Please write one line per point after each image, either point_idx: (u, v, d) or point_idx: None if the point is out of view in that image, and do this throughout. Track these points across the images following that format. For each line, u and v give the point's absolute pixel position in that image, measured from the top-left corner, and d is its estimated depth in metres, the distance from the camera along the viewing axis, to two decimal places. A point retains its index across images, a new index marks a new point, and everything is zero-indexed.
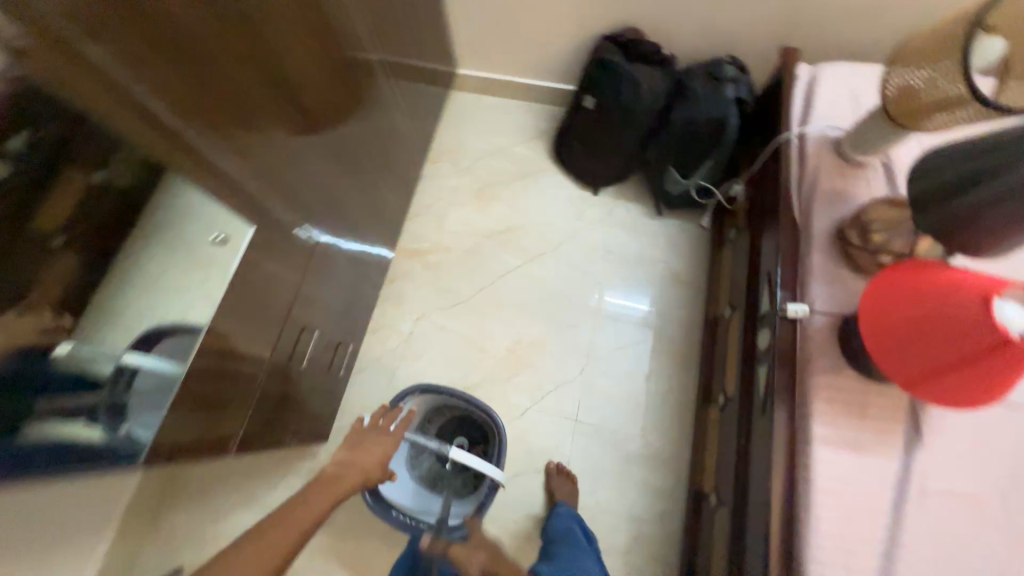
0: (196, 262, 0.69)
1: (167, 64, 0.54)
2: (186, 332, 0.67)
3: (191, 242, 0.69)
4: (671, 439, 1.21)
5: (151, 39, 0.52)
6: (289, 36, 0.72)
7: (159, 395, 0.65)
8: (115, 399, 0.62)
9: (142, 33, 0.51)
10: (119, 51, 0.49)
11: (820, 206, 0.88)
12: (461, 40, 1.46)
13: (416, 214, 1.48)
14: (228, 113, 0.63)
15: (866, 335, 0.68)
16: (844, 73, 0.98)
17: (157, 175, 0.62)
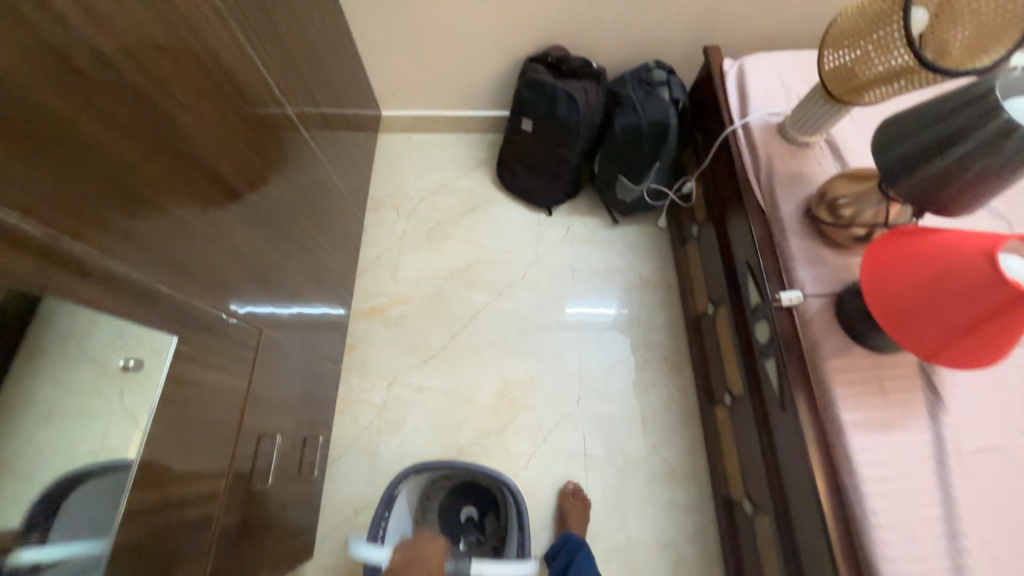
0: (101, 386, 0.52)
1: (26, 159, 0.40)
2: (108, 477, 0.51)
3: (91, 362, 0.51)
4: (685, 449, 1.16)
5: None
6: (192, 101, 0.60)
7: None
8: None
9: None
10: None
11: (783, 192, 0.88)
12: (380, 81, 1.38)
13: (366, 269, 1.35)
14: (122, 204, 0.49)
15: (878, 314, 0.65)
16: (766, 65, 1.03)
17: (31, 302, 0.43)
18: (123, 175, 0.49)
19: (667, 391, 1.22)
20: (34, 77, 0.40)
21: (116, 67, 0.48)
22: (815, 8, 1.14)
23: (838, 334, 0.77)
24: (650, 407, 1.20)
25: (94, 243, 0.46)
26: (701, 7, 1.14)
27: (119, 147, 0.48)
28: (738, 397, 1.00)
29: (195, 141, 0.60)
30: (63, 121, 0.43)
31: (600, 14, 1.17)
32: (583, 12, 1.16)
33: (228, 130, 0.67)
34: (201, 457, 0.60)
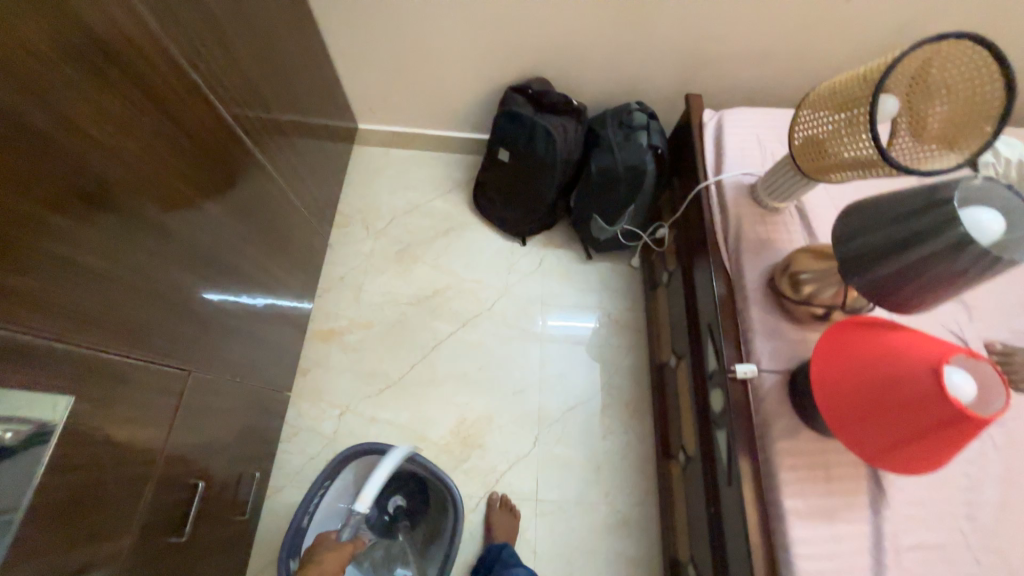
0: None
1: None
2: None
3: None
4: (638, 499, 1.14)
5: None
6: (114, 138, 0.55)
7: None
8: None
9: None
10: None
11: (748, 258, 0.87)
12: (358, 94, 1.34)
13: (328, 289, 1.30)
14: (9, 262, 0.44)
15: (824, 407, 0.64)
16: (746, 120, 1.01)
17: None
18: (10, 230, 0.44)
19: (625, 438, 1.20)
20: None
21: (5, 111, 0.43)
22: (800, 64, 1.13)
23: (790, 414, 0.76)
24: (607, 454, 1.18)
25: None
26: (687, 52, 1.12)
27: (7, 199, 0.44)
28: (691, 457, 0.98)
29: (118, 180, 0.56)
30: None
31: (585, 51, 1.14)
32: (568, 46, 1.13)
33: (161, 165, 0.62)
34: (98, 521, 0.56)
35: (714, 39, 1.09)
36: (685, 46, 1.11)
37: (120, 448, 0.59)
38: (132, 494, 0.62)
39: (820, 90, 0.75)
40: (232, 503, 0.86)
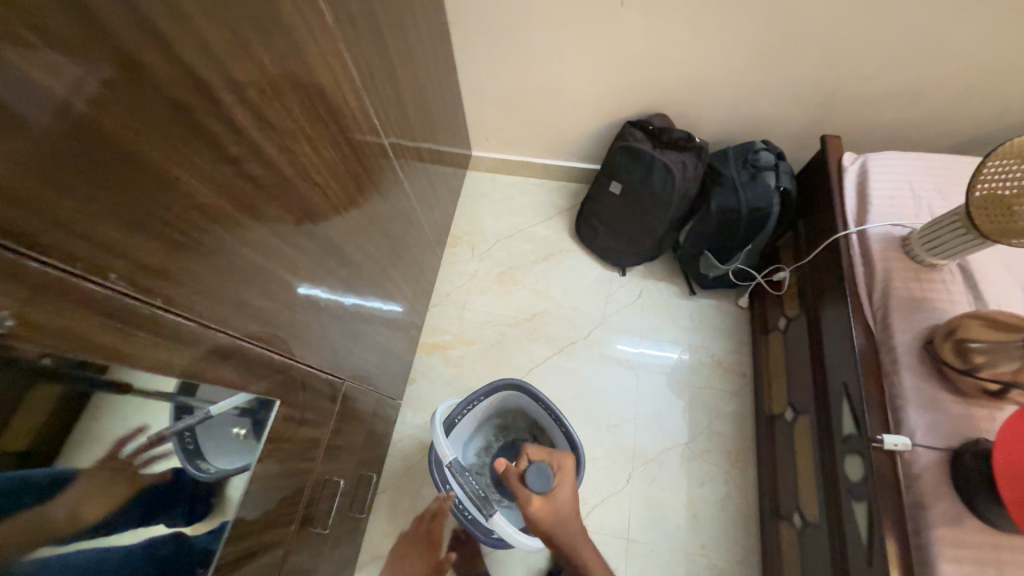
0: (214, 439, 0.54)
1: (210, 271, 0.46)
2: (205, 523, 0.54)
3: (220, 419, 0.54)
4: (738, 555, 1.08)
5: (196, 253, 0.44)
6: (321, 179, 0.64)
7: None
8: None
9: (187, 252, 0.43)
10: (165, 283, 0.41)
11: (899, 317, 0.80)
12: (476, 124, 1.43)
13: (435, 304, 1.39)
14: (252, 290, 0.53)
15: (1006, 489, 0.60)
16: (893, 166, 0.95)
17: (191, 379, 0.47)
18: (259, 261, 0.53)
19: (725, 487, 1.14)
20: (219, 197, 0.45)
21: (267, 162, 0.52)
22: (958, 106, 1.04)
23: (950, 498, 0.68)
24: (705, 503, 1.13)
25: (226, 329, 0.50)
26: (824, 92, 1.07)
27: (258, 235, 0.52)
28: (811, 523, 0.91)
29: (318, 215, 0.65)
30: (222, 222, 0.46)
31: (712, 89, 1.13)
32: (695, 85, 1.13)
33: (341, 199, 0.72)
34: (271, 512, 0.64)
35: (858, 79, 1.03)
36: (823, 86, 1.06)
37: (293, 446, 0.68)
38: (296, 488, 0.70)
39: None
40: (354, 501, 0.95)
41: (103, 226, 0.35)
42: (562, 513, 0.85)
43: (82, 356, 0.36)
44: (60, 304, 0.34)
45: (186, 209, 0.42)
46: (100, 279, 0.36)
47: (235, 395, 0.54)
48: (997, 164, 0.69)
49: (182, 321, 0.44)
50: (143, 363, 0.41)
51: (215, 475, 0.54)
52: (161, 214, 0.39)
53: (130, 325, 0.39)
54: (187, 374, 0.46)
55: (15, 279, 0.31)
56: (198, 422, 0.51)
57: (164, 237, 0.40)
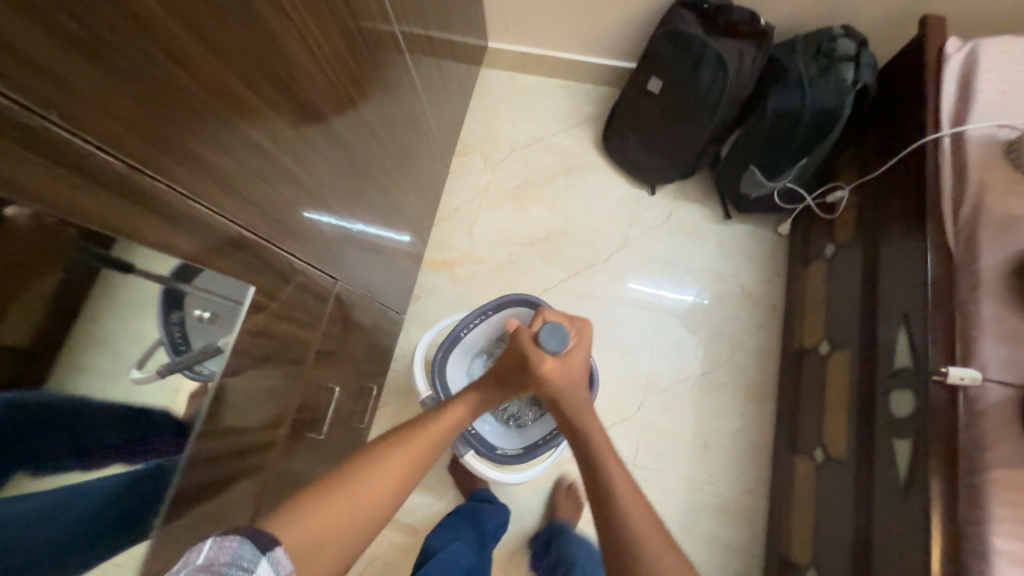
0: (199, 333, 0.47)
1: (138, 95, 0.35)
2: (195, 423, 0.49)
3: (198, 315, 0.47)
4: (745, 487, 1.05)
5: (115, 65, 0.32)
6: (299, 21, 0.50)
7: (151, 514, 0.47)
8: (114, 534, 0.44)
9: (100, 62, 0.31)
10: (65, 96, 0.30)
11: (989, 238, 0.67)
12: (495, 7, 1.21)
13: (442, 218, 1.27)
14: (206, 136, 0.42)
15: None
16: (1009, 54, 0.76)
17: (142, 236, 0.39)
18: (214, 103, 0.41)
19: (740, 421, 1.09)
20: None
21: None
22: None
23: (1016, 439, 0.60)
24: (717, 434, 1.09)
25: (173, 181, 0.40)
26: None
27: (212, 69, 0.40)
28: (835, 459, 0.85)
29: (295, 70, 0.52)
30: (148, 27, 0.34)
31: None
32: None
33: (329, 59, 0.58)
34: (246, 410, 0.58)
35: None
36: None
37: (278, 343, 0.61)
38: (283, 388, 0.65)
39: None
40: (353, 410, 0.92)
41: None
42: (575, 376, 0.68)
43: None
44: None
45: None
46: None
47: (211, 271, 0.47)
48: None
49: (100, 155, 0.34)
50: (49, 200, 0.32)
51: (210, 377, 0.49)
52: None
53: (18, 142, 0.29)
54: (110, 227, 0.36)
55: None
56: (188, 319, 0.45)
57: (61, 32, 0.29)
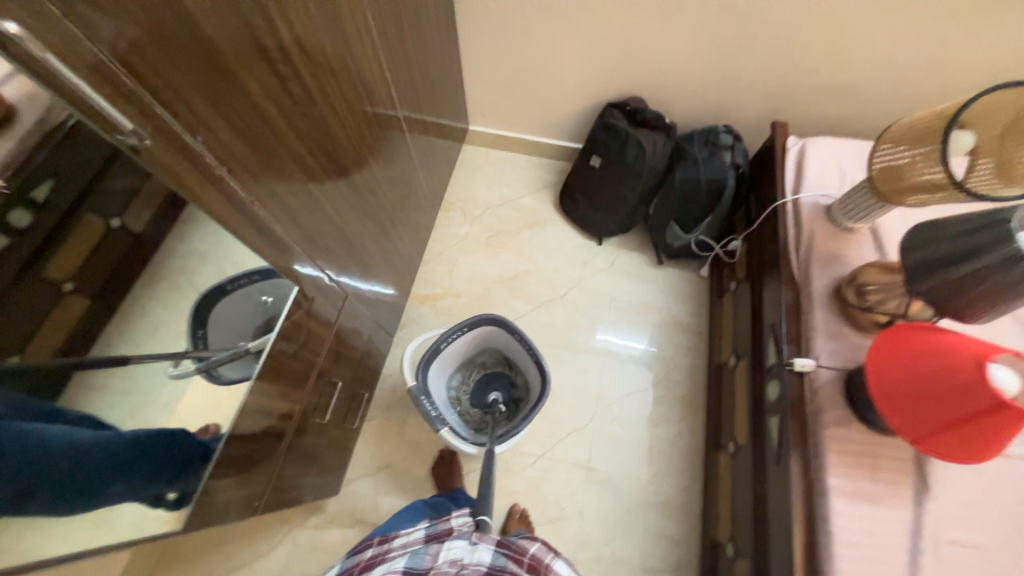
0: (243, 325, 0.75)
1: (253, 150, 0.59)
2: (229, 383, 0.72)
3: (246, 310, 0.76)
4: (683, 485, 1.23)
5: (246, 133, 0.57)
6: (342, 114, 0.79)
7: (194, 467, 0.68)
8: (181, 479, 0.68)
9: (240, 132, 0.56)
10: (223, 149, 0.54)
11: (818, 268, 0.96)
12: (475, 100, 1.57)
13: (428, 260, 1.52)
14: (278, 174, 0.66)
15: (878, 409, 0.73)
16: (827, 147, 1.10)
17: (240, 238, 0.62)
18: (287, 157, 0.67)
19: (676, 428, 1.30)
20: (265, 95, 0.59)
21: (304, 85, 0.66)
22: (888, 103, 1.21)
23: (842, 407, 0.83)
24: (658, 440, 1.28)
25: (259, 202, 0.64)
26: (776, 85, 1.24)
27: (292, 143, 0.67)
28: (742, 447, 1.06)
29: (339, 145, 0.80)
30: (262, 114, 0.59)
31: (683, 77, 1.28)
32: (669, 73, 1.29)
33: (356, 136, 0.86)
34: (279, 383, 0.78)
35: (807, 74, 1.19)
36: (776, 78, 1.22)
37: (302, 333, 0.82)
38: (300, 373, 0.84)
39: (900, 125, 0.84)
40: (346, 413, 1.10)
41: (193, 99, 0.49)
42: None
43: (176, 188, 0.50)
44: (165, 141, 0.47)
45: (245, 104, 0.56)
46: (191, 136, 0.50)
47: (242, 273, 0.70)
48: (885, 144, 0.86)
49: (237, 188, 0.58)
50: (210, 213, 0.55)
51: (229, 382, 0.73)
52: (230, 103, 0.53)
53: (200, 172, 0.52)
54: (227, 227, 0.59)
55: (144, 116, 0.44)
56: (212, 334, 0.74)
57: (228, 116, 0.54)
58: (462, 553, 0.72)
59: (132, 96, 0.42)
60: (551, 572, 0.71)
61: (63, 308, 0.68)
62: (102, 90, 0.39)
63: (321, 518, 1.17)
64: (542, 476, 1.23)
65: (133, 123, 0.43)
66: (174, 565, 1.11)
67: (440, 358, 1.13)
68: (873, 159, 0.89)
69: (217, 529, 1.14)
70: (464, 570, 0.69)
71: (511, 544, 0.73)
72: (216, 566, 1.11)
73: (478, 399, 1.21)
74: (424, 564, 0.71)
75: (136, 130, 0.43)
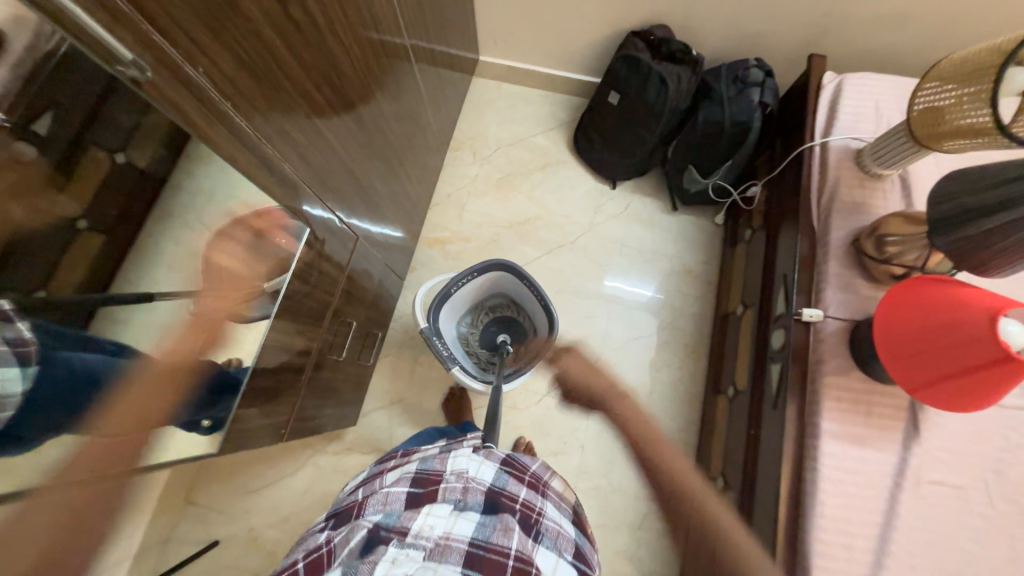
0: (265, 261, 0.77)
1: (257, 83, 0.57)
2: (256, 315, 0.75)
3: (264, 244, 0.76)
4: (680, 425, 1.29)
5: (249, 64, 0.54)
6: (346, 42, 0.74)
7: (224, 397, 0.73)
8: (214, 409, 0.73)
9: (243, 63, 0.53)
10: (228, 82, 0.52)
11: (838, 218, 0.93)
12: (486, 28, 1.45)
13: (437, 203, 1.50)
14: (283, 111, 0.63)
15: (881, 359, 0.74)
16: (867, 85, 1.02)
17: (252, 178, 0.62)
18: (293, 92, 0.64)
19: (678, 373, 1.34)
20: (266, 21, 0.55)
21: (307, 9, 0.61)
22: (941, 34, 1.10)
23: (844, 356, 0.85)
24: (659, 383, 1.33)
25: (267, 141, 0.62)
26: (818, 13, 1.12)
27: (296, 75, 0.64)
28: (741, 392, 1.11)
29: (344, 77, 0.76)
30: (266, 44, 0.56)
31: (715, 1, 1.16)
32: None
33: (362, 67, 0.81)
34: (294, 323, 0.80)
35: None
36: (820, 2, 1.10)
37: (315, 274, 0.83)
38: (315, 312, 0.87)
39: (953, 59, 0.77)
40: (361, 351, 1.15)
41: (192, 24, 0.46)
42: None
43: (182, 124, 0.49)
44: (166, 73, 0.45)
45: (247, 32, 0.52)
46: (192, 68, 0.47)
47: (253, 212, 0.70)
48: (932, 82, 0.79)
49: (243, 125, 0.56)
50: (219, 152, 0.54)
51: (247, 320, 0.76)
52: (229, 30, 0.50)
53: (205, 108, 0.50)
54: (239, 168, 0.58)
55: (143, 46, 0.42)
56: (227, 272, 0.73)
57: (230, 47, 0.51)
58: (469, 465, 0.72)
59: (130, 24, 0.40)
60: (549, 488, 0.79)
61: (81, 243, 0.64)
62: (96, 15, 0.37)
63: (341, 445, 1.27)
64: (547, 414, 1.30)
65: (133, 53, 0.41)
66: (210, 482, 1.22)
67: (450, 301, 1.15)
68: (916, 100, 0.83)
69: (246, 451, 1.24)
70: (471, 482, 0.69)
71: (514, 461, 0.78)
72: (248, 484, 1.22)
73: (488, 340, 1.25)
74: (434, 468, 0.71)
75: (138, 62, 0.41)
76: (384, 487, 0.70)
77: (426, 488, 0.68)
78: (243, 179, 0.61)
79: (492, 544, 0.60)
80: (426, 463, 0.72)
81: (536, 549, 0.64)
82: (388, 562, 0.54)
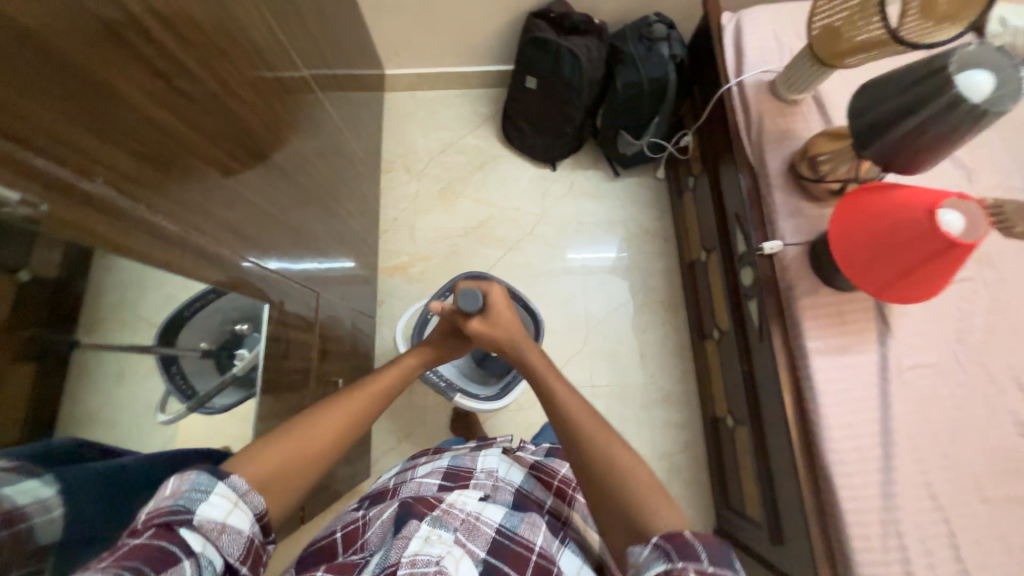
0: (225, 347, 0.70)
1: (169, 175, 0.52)
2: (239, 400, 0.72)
3: (220, 328, 0.70)
4: (679, 377, 1.34)
5: (153, 158, 0.49)
6: (246, 99, 0.68)
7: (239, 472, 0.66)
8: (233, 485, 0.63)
9: (147, 159, 0.49)
10: (136, 186, 0.47)
11: (771, 149, 0.97)
12: (383, 41, 1.39)
13: (386, 230, 1.45)
14: (205, 194, 0.58)
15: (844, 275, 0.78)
16: (762, 17, 1.06)
17: (192, 276, 0.57)
18: (211, 172, 0.59)
19: (663, 329, 1.38)
20: (159, 107, 0.50)
21: (196, 80, 0.56)
22: None
23: (810, 277, 0.90)
24: (649, 344, 1.37)
25: (202, 234, 0.57)
26: None
27: (208, 151, 0.58)
28: (725, 332, 1.16)
29: (255, 136, 0.71)
30: (168, 130, 0.51)
31: None
32: None
33: (270, 120, 0.76)
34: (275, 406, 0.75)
35: None
36: None
37: (285, 350, 0.78)
38: (296, 385, 0.82)
39: None
40: None
41: (78, 134, 0.41)
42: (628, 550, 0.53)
43: (95, 246, 0.44)
44: (62, 198, 0.40)
45: (141, 123, 0.48)
46: (91, 182, 0.43)
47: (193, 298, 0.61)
48: (823, 5, 0.84)
49: (166, 224, 0.51)
50: (146, 261, 0.50)
51: (224, 409, 0.70)
52: (120, 127, 0.45)
53: (120, 222, 0.46)
54: (173, 271, 0.53)
55: (27, 177, 0.37)
56: (188, 370, 0.65)
57: (128, 147, 0.46)
58: (497, 464, 0.75)
59: (5, 159, 0.36)
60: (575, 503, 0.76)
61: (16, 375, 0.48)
62: None
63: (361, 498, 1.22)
64: None
65: (19, 192, 0.37)
66: None
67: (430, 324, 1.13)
68: (811, 23, 0.87)
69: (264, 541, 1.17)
70: (501, 483, 0.73)
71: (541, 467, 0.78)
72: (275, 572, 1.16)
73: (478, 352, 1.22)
74: (464, 465, 0.75)
75: (25, 198, 0.38)
76: (416, 477, 0.75)
77: (458, 482, 0.72)
78: (184, 280, 0.56)
79: (517, 536, 0.63)
80: (456, 459, 0.76)
81: (558, 552, 0.65)
82: (420, 540, 0.57)
